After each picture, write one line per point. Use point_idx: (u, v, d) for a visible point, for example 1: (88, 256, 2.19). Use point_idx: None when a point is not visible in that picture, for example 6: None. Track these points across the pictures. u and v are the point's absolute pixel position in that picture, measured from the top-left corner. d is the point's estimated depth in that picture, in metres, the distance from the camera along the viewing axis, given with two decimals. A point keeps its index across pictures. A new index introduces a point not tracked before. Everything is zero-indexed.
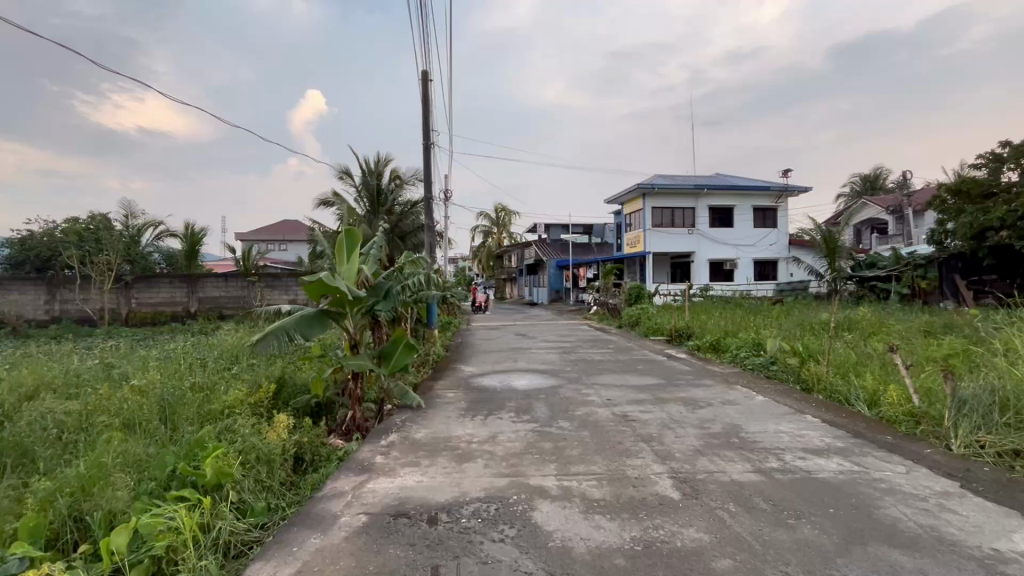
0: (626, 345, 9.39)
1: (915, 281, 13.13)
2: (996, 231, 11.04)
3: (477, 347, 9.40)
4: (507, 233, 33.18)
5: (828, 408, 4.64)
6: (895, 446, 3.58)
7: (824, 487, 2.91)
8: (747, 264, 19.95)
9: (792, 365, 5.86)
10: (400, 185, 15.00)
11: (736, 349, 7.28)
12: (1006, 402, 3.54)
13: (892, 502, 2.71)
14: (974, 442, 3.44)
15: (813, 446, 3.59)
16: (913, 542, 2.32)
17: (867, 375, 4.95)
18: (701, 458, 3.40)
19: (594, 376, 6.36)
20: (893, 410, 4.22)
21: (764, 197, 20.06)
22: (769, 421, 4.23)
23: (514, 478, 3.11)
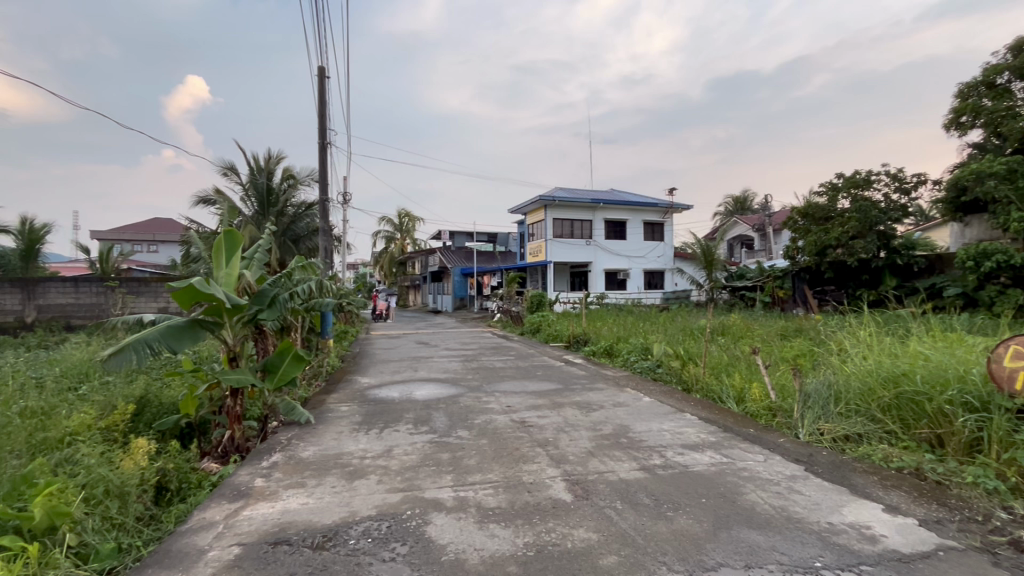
0: (527, 351, 9.60)
1: (775, 290, 15.02)
2: (834, 249, 13.05)
3: (377, 357, 9.05)
4: (411, 239, 32.55)
5: (703, 406, 5.12)
6: (757, 437, 4.03)
7: (698, 479, 3.19)
8: (638, 274, 21.51)
9: (675, 367, 6.40)
10: (294, 185, 14.08)
11: (628, 354, 7.77)
12: (839, 395, 4.16)
13: (752, 488, 3.04)
14: (817, 430, 4.00)
15: (690, 442, 3.92)
16: (767, 522, 2.62)
17: (735, 375, 5.52)
18: (592, 459, 3.55)
19: (495, 383, 6.41)
20: (756, 405, 4.76)
21: (653, 212, 21.79)
22: (654, 421, 4.54)
23: (408, 492, 3.01)
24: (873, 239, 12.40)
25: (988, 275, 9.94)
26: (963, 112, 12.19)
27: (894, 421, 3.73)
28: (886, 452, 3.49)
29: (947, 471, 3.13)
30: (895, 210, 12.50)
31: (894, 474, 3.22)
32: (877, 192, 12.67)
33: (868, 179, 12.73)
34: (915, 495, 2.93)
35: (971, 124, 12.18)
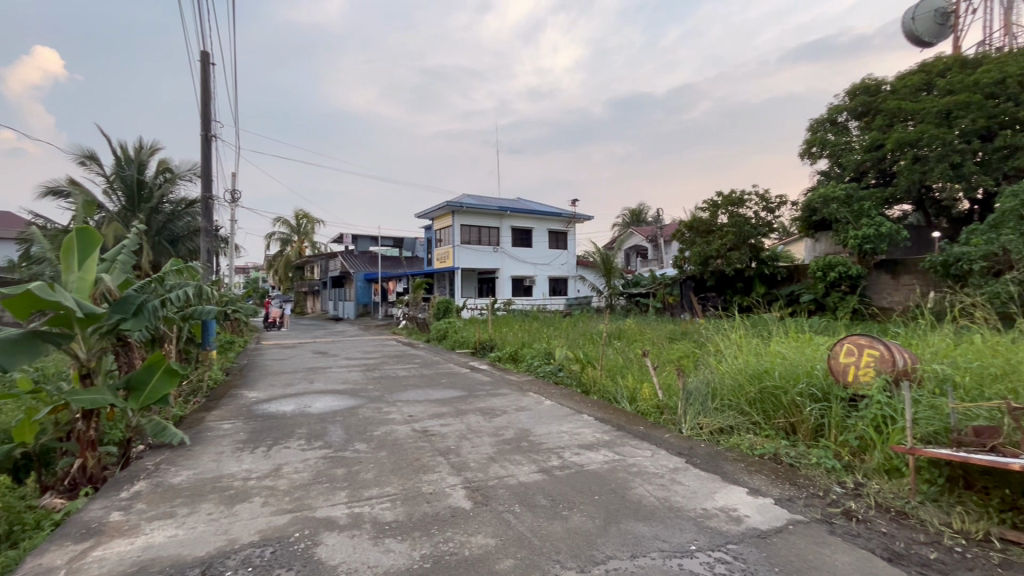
0: (432, 359, 9.47)
1: (665, 296, 16.40)
2: (715, 260, 14.46)
3: (268, 368, 8.39)
4: (310, 242, 30.70)
5: (599, 407, 5.39)
6: (646, 434, 4.34)
7: (592, 477, 3.35)
8: (544, 281, 22.23)
9: (575, 370, 6.68)
10: (171, 180, 12.66)
11: (531, 359, 7.96)
12: (714, 392, 4.61)
13: (640, 482, 3.25)
14: (697, 424, 4.39)
15: (586, 442, 4.12)
16: (651, 513, 2.82)
17: (628, 376, 5.90)
18: (493, 465, 3.59)
19: (397, 393, 6.23)
20: (646, 404, 5.12)
21: (557, 222, 22.69)
22: (554, 423, 4.70)
23: (297, 513, 2.82)
24: (745, 252, 14.00)
25: (833, 283, 11.65)
26: (813, 143, 14.20)
27: (758, 413, 4.22)
28: (752, 441, 3.92)
29: (798, 454, 3.60)
30: (762, 226, 14.17)
31: (758, 461, 3.64)
32: (749, 210, 14.28)
33: (742, 198, 14.26)
34: (773, 478, 3.33)
35: (819, 154, 14.23)
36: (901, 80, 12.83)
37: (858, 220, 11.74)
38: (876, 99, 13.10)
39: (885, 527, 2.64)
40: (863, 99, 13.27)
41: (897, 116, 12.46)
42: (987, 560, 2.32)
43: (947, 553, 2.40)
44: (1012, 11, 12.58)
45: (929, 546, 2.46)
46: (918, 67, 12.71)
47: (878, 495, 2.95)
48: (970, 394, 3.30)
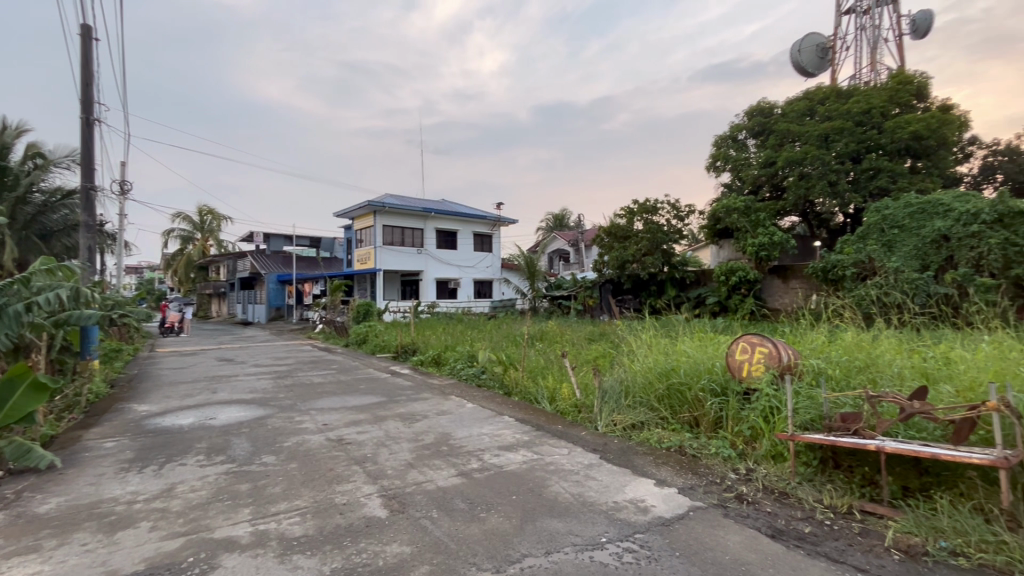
0: (351, 364, 9.11)
1: (585, 299, 16.99)
2: (631, 264, 15.26)
3: (162, 378, 7.62)
4: (215, 240, 28.36)
5: (520, 408, 5.47)
6: (564, 433, 4.47)
7: (510, 478, 3.40)
8: (468, 284, 22.22)
9: (497, 372, 6.74)
10: (43, 167, 11.15)
11: (454, 362, 7.92)
12: (627, 390, 4.85)
13: (556, 480, 3.36)
14: (611, 422, 4.60)
15: (506, 443, 4.18)
16: (566, 509, 2.92)
17: (548, 377, 6.04)
18: (411, 471, 3.52)
19: (311, 400, 5.93)
20: (565, 403, 5.28)
21: (481, 224, 22.78)
22: (475, 426, 4.71)
23: (192, 535, 2.60)
24: (658, 257, 14.91)
25: (734, 287, 12.71)
26: (718, 158, 15.43)
27: (666, 408, 4.49)
28: (660, 435, 4.18)
29: (699, 445, 3.89)
30: (673, 232, 15.17)
31: (665, 453, 3.88)
32: (662, 218, 15.21)
33: (655, 206, 15.14)
34: (677, 469, 3.57)
35: (722, 168, 15.48)
36: (790, 105, 14.32)
37: (754, 229, 12.89)
38: (770, 121, 14.53)
39: (771, 507, 2.94)
40: (759, 120, 14.65)
41: (787, 137, 13.87)
42: (850, 530, 2.66)
43: (818, 526, 2.72)
44: (877, 50, 14.47)
45: (804, 521, 2.77)
46: (803, 94, 14.25)
47: (765, 478, 3.27)
48: (839, 384, 3.75)
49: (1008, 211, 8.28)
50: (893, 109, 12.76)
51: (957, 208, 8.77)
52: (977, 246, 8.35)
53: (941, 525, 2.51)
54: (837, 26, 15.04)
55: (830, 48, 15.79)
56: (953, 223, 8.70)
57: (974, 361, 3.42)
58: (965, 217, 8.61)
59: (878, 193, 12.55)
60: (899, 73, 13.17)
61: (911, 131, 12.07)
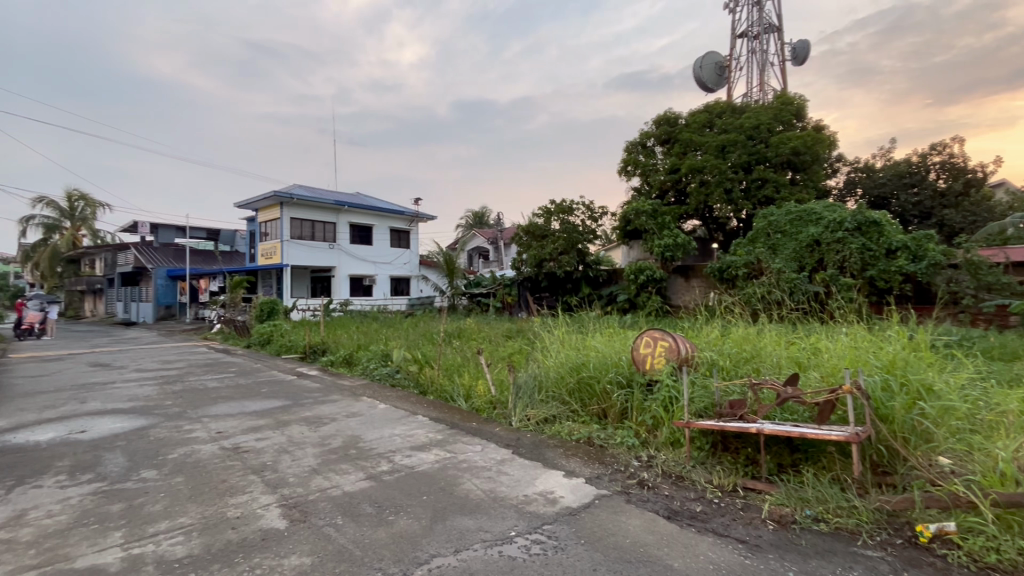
0: (251, 366, 8.44)
1: (504, 297, 17.18)
2: (548, 262, 15.65)
3: (15, 389, 6.56)
4: (89, 230, 25.03)
5: (435, 407, 5.39)
6: (478, 430, 4.48)
7: (421, 478, 3.33)
8: (385, 281, 21.57)
9: (412, 371, 6.59)
10: None
11: (367, 361, 7.63)
12: (541, 385, 4.96)
13: (468, 477, 3.35)
14: (526, 416, 4.68)
15: (419, 443, 4.09)
16: (477, 506, 2.92)
17: (464, 375, 6.02)
18: (315, 477, 3.33)
19: (204, 407, 5.42)
20: (480, 400, 5.29)
21: (399, 220, 22.22)
22: (387, 427, 4.57)
23: (47, 567, 2.26)
24: (573, 256, 15.43)
25: (643, 285, 13.47)
26: (628, 163, 16.25)
27: (577, 401, 4.65)
28: (570, 428, 4.32)
29: (606, 435, 4.08)
30: (588, 232, 15.76)
31: (574, 445, 4.02)
32: (577, 218, 15.74)
33: (571, 207, 15.65)
34: (585, 459, 3.71)
35: (633, 173, 16.33)
36: (692, 116, 15.44)
37: (660, 231, 13.79)
38: (674, 130, 15.58)
39: (668, 490, 3.15)
40: (666, 129, 15.64)
41: (689, 146, 14.94)
42: (734, 506, 2.92)
43: (708, 504, 2.96)
44: (764, 73, 16.06)
45: (697, 501, 3.00)
46: (703, 107, 15.42)
47: (664, 464, 3.50)
48: (729, 374, 4.11)
49: (866, 220, 9.59)
50: (778, 126, 14.23)
51: (827, 217, 9.95)
52: (842, 250, 9.59)
53: (807, 495, 2.83)
54: (732, 47, 16.45)
55: (725, 68, 17.23)
56: (823, 230, 9.87)
57: (836, 350, 3.91)
58: (832, 225, 9.82)
59: (765, 201, 13.94)
60: (782, 94, 14.69)
61: (791, 147, 13.56)
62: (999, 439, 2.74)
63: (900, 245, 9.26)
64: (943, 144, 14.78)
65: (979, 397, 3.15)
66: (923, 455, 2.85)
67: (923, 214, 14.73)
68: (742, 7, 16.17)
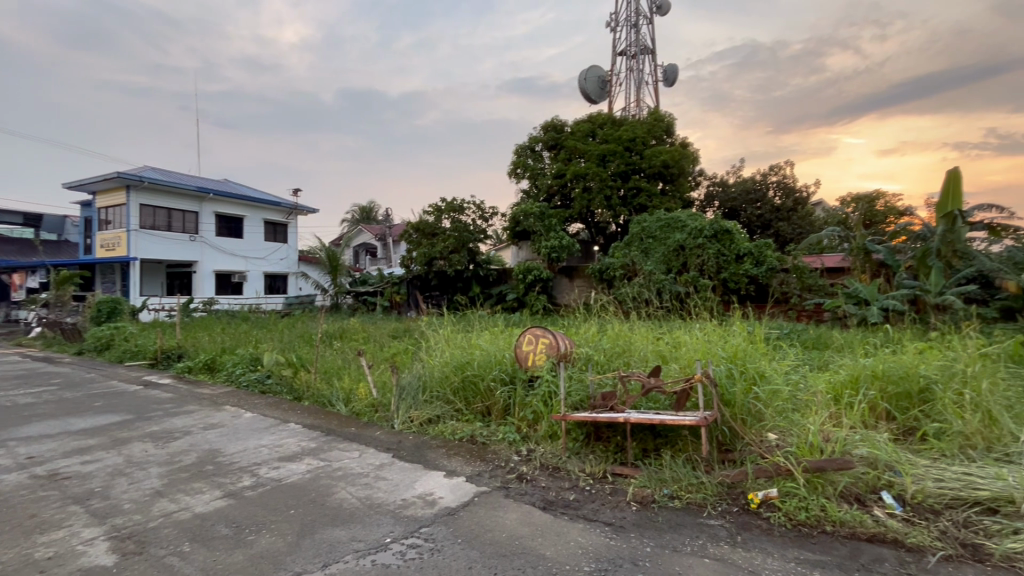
0: (82, 377, 7.15)
1: (392, 295, 16.68)
2: (438, 261, 15.52)
3: None
4: None
5: (310, 413, 5.04)
6: (357, 435, 4.27)
7: (289, 491, 3.08)
8: (257, 278, 19.70)
9: (286, 376, 6.09)
10: None
11: (232, 367, 6.88)
12: (425, 385, 4.86)
13: (343, 486, 3.17)
14: (409, 418, 4.57)
15: (288, 453, 3.78)
16: (350, 515, 2.77)
17: (345, 378, 5.71)
18: (158, 501, 2.92)
19: (12, 428, 4.48)
20: (361, 404, 5.05)
21: (275, 212, 20.46)
22: (252, 438, 4.17)
23: None
24: (464, 254, 15.36)
25: (530, 285, 13.90)
26: (518, 165, 16.68)
27: (460, 400, 4.65)
28: (453, 427, 4.30)
29: (488, 432, 4.13)
30: (479, 232, 15.81)
31: (456, 444, 4.01)
32: (468, 217, 15.75)
33: (462, 205, 15.61)
34: (467, 458, 3.72)
35: (522, 175, 16.77)
36: (577, 125, 16.30)
37: (547, 233, 14.36)
38: (561, 137, 16.33)
39: (544, 482, 3.28)
40: (553, 135, 16.33)
41: (574, 153, 15.75)
42: (604, 491, 3.12)
43: (580, 491, 3.14)
44: (640, 91, 17.50)
45: (571, 489, 3.16)
46: (587, 117, 16.34)
47: (543, 456, 3.63)
48: (602, 368, 4.39)
49: (721, 229, 10.91)
50: (651, 140, 15.60)
51: (690, 224, 11.09)
52: (702, 255, 10.77)
53: (664, 476, 3.13)
54: (613, 64, 17.66)
55: (607, 82, 18.45)
56: (687, 236, 10.95)
57: (692, 343, 4.37)
58: (694, 232, 10.95)
59: (639, 208, 15.18)
60: (655, 111, 16.11)
61: (662, 160, 14.95)
62: (810, 415, 3.27)
63: (746, 251, 10.68)
64: (779, 166, 17.34)
65: (798, 381, 3.73)
66: (755, 433, 3.30)
67: (763, 226, 17.18)
68: (622, 27, 17.42)
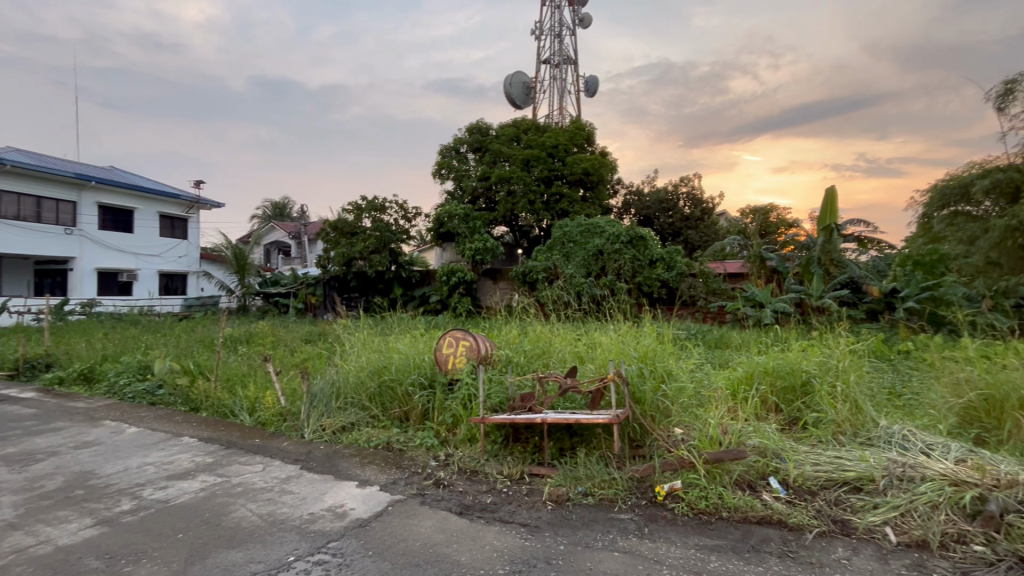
0: None
1: (307, 297, 15.80)
2: (358, 261, 14.94)
3: None
4: None
5: (208, 425, 4.61)
6: (261, 447, 3.97)
7: (178, 513, 2.78)
8: (150, 277, 17.79)
9: (181, 386, 5.53)
10: None
11: (115, 377, 6.13)
12: (338, 391, 4.62)
13: (242, 503, 2.92)
14: (320, 426, 4.32)
15: (178, 471, 3.42)
16: (249, 535, 2.56)
17: (250, 385, 5.29)
18: (10, 535, 2.51)
19: None
20: (267, 413, 4.70)
21: (172, 205, 18.61)
22: (136, 456, 3.73)
23: None
24: (386, 255, 14.85)
25: (454, 287, 13.77)
26: (442, 166, 16.51)
27: (377, 406, 4.47)
28: (369, 434, 4.13)
29: (405, 439, 4.01)
30: (401, 232, 15.36)
31: (371, 452, 3.86)
32: (390, 216, 15.28)
33: (383, 205, 15.13)
34: (382, 466, 3.58)
35: (446, 176, 16.62)
36: (501, 129, 16.44)
37: (471, 235, 14.31)
38: (486, 140, 16.38)
39: (462, 486, 3.24)
40: (478, 137, 16.35)
41: (499, 156, 15.89)
42: (521, 493, 3.14)
43: (497, 494, 3.13)
44: (563, 99, 18.02)
45: (488, 493, 3.15)
46: (511, 122, 16.53)
47: (461, 461, 3.59)
48: (522, 369, 4.43)
49: (636, 235, 11.51)
50: (573, 148, 16.10)
51: (608, 230, 11.58)
52: (618, 259, 11.27)
53: (579, 474, 3.21)
54: (537, 71, 18.00)
55: (532, 89, 18.79)
56: (605, 242, 11.41)
57: (607, 344, 4.53)
58: (612, 238, 11.43)
59: (561, 213, 15.61)
60: (577, 120, 16.66)
61: (583, 167, 15.50)
62: (710, 410, 3.52)
63: (658, 256, 11.36)
64: (688, 179, 18.62)
65: (701, 378, 4.00)
66: (663, 428, 3.49)
67: (674, 233, 18.37)
68: (546, 36, 17.83)
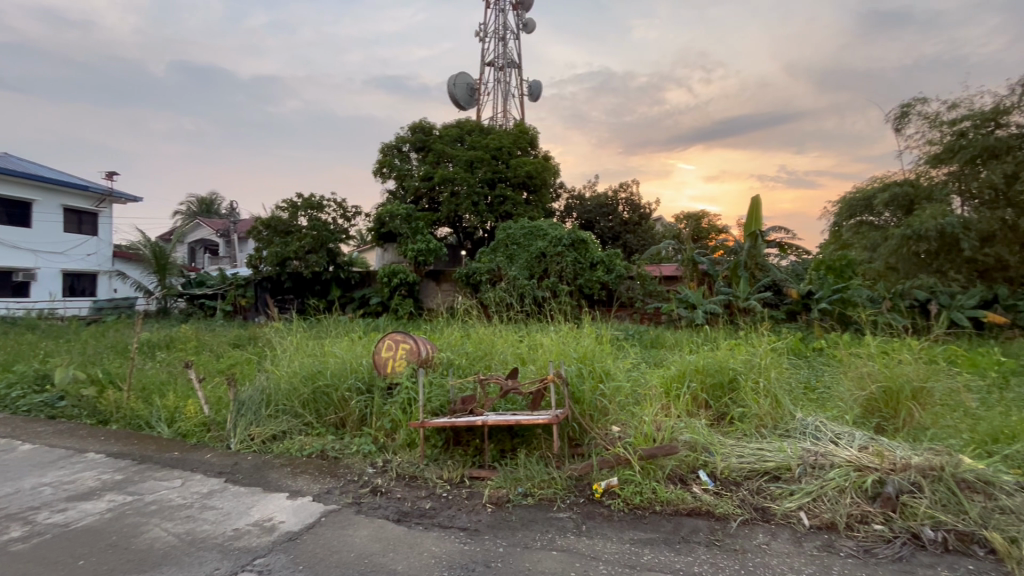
0: None
1: (237, 299, 14.88)
2: (293, 261, 14.26)
3: None
4: None
5: (118, 439, 4.22)
6: (180, 461, 3.68)
7: (79, 537, 2.52)
8: (52, 277, 16.08)
9: (87, 396, 5.03)
10: None
11: (6, 388, 5.46)
12: (269, 398, 4.37)
13: (156, 522, 2.69)
14: (247, 436, 4.07)
15: (81, 491, 3.10)
16: (163, 557, 2.36)
17: (168, 394, 4.90)
18: None
19: None
20: (188, 423, 4.37)
21: (78, 198, 16.94)
22: (29, 476, 3.34)
23: None
24: (323, 255, 14.26)
25: (395, 288, 13.46)
26: (383, 164, 16.11)
27: (311, 413, 4.27)
28: (302, 442, 3.94)
29: (341, 446, 3.86)
30: (339, 231, 14.72)
31: (304, 461, 3.68)
32: (327, 215, 14.64)
33: (321, 203, 14.54)
34: (316, 475, 3.43)
35: (388, 175, 16.23)
36: (445, 129, 16.29)
37: (414, 236, 14.05)
38: (429, 139, 16.17)
39: (400, 493, 3.16)
40: (421, 137, 16.10)
41: (442, 157, 15.75)
42: (461, 496, 3.12)
43: (437, 499, 3.08)
44: (507, 102, 18.14)
45: (427, 498, 3.09)
46: (455, 122, 16.41)
47: (399, 466, 3.50)
48: (463, 371, 4.39)
49: (577, 238, 11.78)
50: (517, 151, 16.24)
51: (551, 233, 11.76)
52: (560, 262, 11.47)
53: (520, 474, 3.23)
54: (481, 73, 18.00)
55: (476, 90, 18.76)
56: (548, 244, 11.58)
57: (548, 345, 4.58)
58: (554, 240, 11.63)
59: (505, 215, 15.68)
60: (521, 124, 16.82)
61: (526, 171, 15.66)
62: (645, 407, 3.64)
63: (598, 260, 11.68)
64: (627, 184, 19.31)
65: (637, 377, 4.14)
66: (601, 426, 3.58)
67: (614, 237, 18.96)
68: (490, 38, 17.86)
